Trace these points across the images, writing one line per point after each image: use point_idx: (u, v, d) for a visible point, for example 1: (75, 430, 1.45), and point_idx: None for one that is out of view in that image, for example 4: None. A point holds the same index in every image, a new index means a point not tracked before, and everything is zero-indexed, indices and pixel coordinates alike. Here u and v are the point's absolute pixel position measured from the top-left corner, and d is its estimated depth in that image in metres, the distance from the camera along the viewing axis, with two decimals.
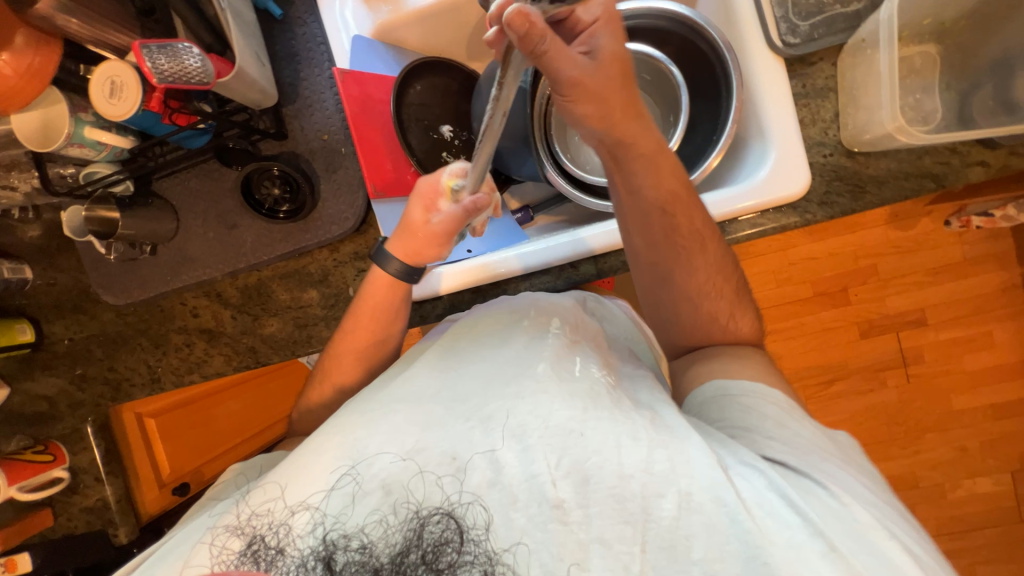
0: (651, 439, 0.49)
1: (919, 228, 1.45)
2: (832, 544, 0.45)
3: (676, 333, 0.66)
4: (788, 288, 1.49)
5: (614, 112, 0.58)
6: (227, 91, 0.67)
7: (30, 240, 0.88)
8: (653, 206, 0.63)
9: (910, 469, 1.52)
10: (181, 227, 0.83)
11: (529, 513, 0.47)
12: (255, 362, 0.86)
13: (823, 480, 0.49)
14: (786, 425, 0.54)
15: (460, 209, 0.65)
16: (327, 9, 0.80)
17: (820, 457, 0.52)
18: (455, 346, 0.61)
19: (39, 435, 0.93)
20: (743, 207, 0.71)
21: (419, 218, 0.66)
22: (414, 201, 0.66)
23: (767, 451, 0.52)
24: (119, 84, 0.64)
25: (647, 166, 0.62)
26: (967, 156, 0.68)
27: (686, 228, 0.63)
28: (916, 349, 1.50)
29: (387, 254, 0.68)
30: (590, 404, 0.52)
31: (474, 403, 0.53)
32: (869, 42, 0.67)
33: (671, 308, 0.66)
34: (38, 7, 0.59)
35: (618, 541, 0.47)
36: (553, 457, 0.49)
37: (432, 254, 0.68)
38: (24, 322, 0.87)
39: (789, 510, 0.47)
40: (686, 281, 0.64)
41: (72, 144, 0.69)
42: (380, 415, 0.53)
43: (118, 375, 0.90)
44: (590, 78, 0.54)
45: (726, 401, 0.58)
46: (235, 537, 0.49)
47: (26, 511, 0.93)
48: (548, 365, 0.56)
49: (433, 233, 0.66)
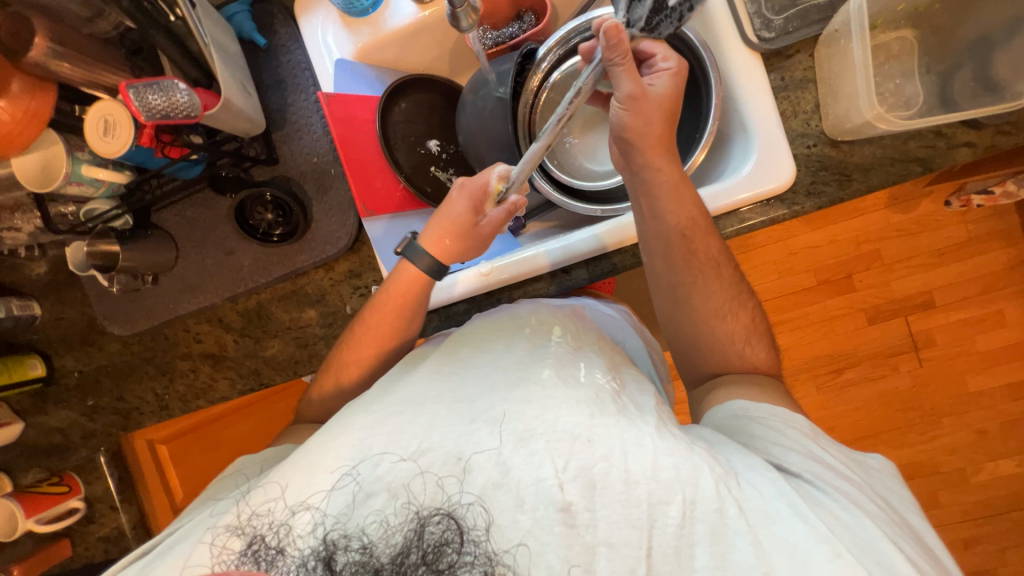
0: (659, 447, 0.49)
1: (919, 209, 1.43)
2: (839, 550, 0.44)
3: (685, 346, 0.68)
4: (790, 279, 1.48)
5: (654, 137, 0.63)
6: (216, 122, 0.69)
7: (37, 277, 0.90)
8: (675, 229, 0.65)
9: (928, 455, 1.49)
10: (180, 256, 0.84)
11: (536, 516, 0.47)
12: (258, 384, 0.87)
13: (833, 493, 0.49)
14: (806, 448, 0.53)
15: (505, 212, 0.70)
16: (310, 36, 0.82)
17: (832, 473, 0.51)
18: (460, 352, 0.62)
19: (54, 467, 0.95)
20: (738, 199, 0.71)
21: (468, 220, 0.69)
22: (461, 201, 0.69)
23: (783, 463, 0.52)
24: (113, 122, 0.67)
25: (670, 193, 0.64)
26: (952, 138, 0.68)
27: (703, 254, 0.65)
28: (926, 332, 1.47)
29: (418, 248, 0.70)
30: (597, 411, 0.52)
31: (479, 406, 0.53)
32: (841, 32, 0.67)
33: (679, 322, 0.68)
34: (31, 55, 0.62)
35: (625, 547, 0.46)
36: (560, 460, 0.48)
37: (466, 253, 0.71)
38: (35, 357, 0.89)
39: (796, 518, 0.46)
40: (702, 306, 0.65)
41: (71, 183, 0.71)
42: (383, 416, 0.53)
43: (128, 404, 0.92)
44: (647, 99, 0.60)
45: (747, 422, 0.57)
46: (236, 537, 0.49)
47: (45, 541, 0.95)
48: (552, 369, 0.56)
49: (481, 234, 0.70)
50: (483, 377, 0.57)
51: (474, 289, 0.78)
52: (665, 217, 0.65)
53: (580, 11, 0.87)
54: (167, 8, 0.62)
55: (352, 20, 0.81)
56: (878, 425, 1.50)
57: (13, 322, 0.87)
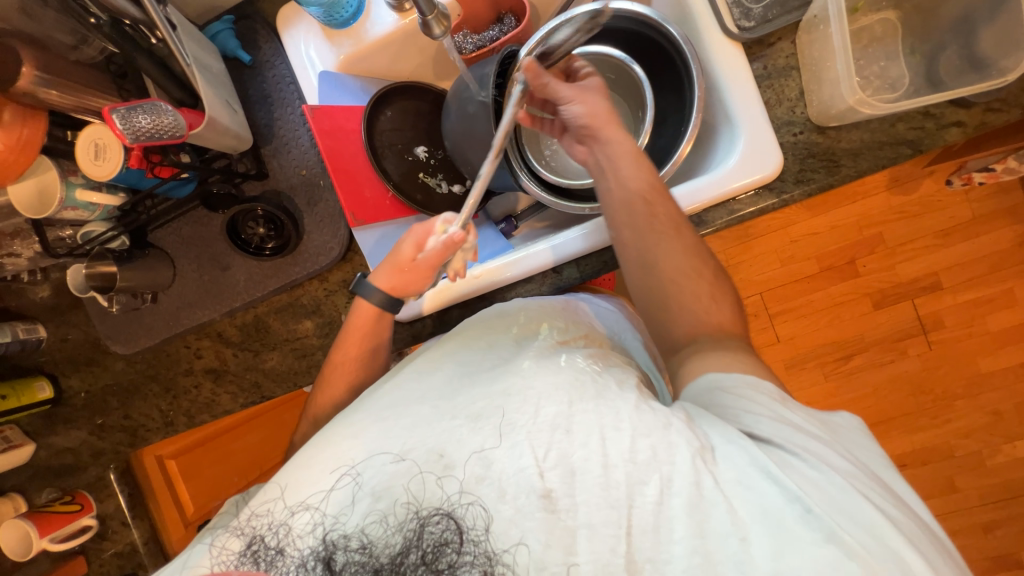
0: (635, 429, 0.49)
1: (921, 190, 1.41)
2: (811, 507, 0.44)
3: (661, 318, 0.63)
4: (793, 266, 1.46)
5: (603, 119, 0.67)
6: (201, 141, 0.70)
7: (42, 300, 0.91)
8: (633, 192, 0.65)
9: (942, 440, 1.47)
10: (178, 273, 0.85)
11: (518, 505, 0.47)
12: (260, 397, 0.89)
13: (808, 454, 0.47)
14: (780, 412, 0.50)
15: (442, 246, 0.66)
16: (292, 50, 0.82)
17: (809, 434, 0.49)
18: (445, 346, 0.64)
19: (66, 486, 0.96)
20: (737, 185, 0.70)
21: (409, 254, 0.68)
22: (407, 236, 0.68)
23: (755, 431, 0.49)
24: (103, 146, 0.68)
25: (627, 161, 0.66)
26: (941, 118, 0.68)
27: (664, 214, 0.64)
28: (934, 314, 1.45)
29: (370, 285, 0.70)
30: (575, 397, 0.52)
31: (460, 401, 0.54)
32: (820, 18, 0.68)
33: (653, 290, 0.63)
34: (19, 85, 0.63)
35: (605, 526, 0.46)
36: (540, 449, 0.49)
37: (416, 288, 0.70)
38: (43, 379, 0.90)
39: (768, 482, 0.46)
40: (668, 264, 0.62)
41: (66, 208, 0.73)
42: (368, 424, 0.54)
43: (134, 422, 0.93)
44: (582, 91, 0.68)
45: (719, 392, 0.53)
46: (236, 538, 0.51)
47: (60, 560, 0.96)
48: (533, 360, 0.57)
49: (422, 268, 0.67)
50: (471, 377, 0.57)
51: (469, 292, 0.77)
52: (623, 182, 0.65)
53: (560, 10, 0.88)
54: (147, 30, 0.64)
55: (333, 32, 0.82)
56: (889, 410, 1.48)
57: (19, 346, 0.88)
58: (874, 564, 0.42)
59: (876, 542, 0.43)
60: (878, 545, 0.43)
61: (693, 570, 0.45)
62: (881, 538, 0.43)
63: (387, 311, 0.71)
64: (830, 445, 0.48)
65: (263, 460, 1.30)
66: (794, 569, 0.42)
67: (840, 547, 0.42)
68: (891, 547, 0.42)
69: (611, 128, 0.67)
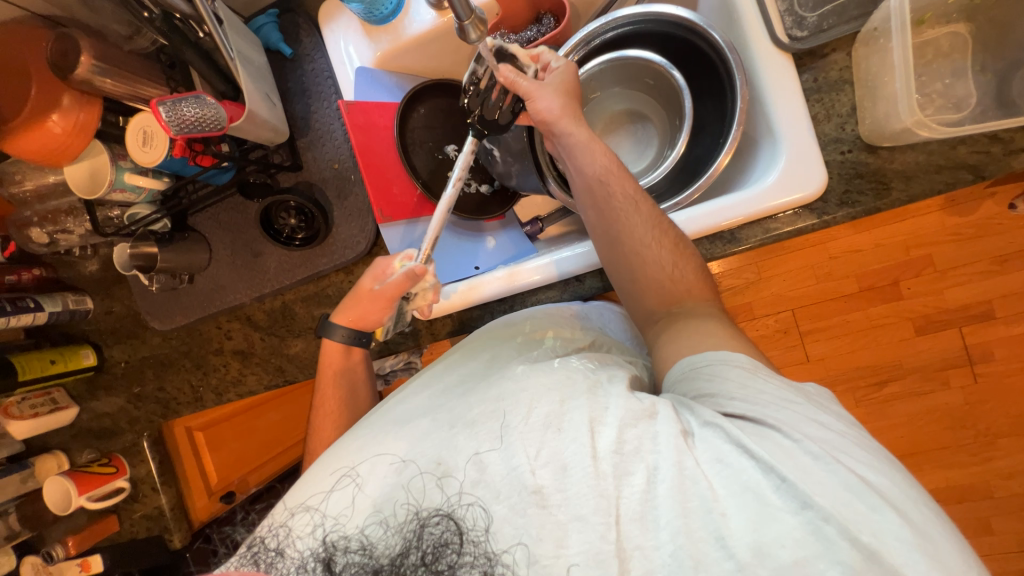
0: (621, 419, 0.50)
1: (981, 212, 1.31)
2: (783, 476, 0.44)
3: (635, 291, 0.65)
4: (830, 284, 1.38)
5: (562, 114, 0.68)
6: (241, 133, 0.73)
7: (90, 273, 0.96)
8: (592, 178, 0.67)
9: (982, 478, 1.38)
10: (213, 257, 0.88)
11: (511, 504, 0.48)
12: (283, 380, 0.92)
13: (780, 425, 0.47)
14: (749, 384, 0.51)
15: (401, 280, 0.69)
16: (333, 45, 0.84)
17: (781, 405, 0.50)
18: (449, 356, 0.69)
19: (104, 448, 1.02)
20: (779, 203, 0.67)
21: (368, 286, 0.72)
22: (368, 269, 0.72)
23: (728, 409, 0.50)
24: (151, 133, 0.71)
25: (583, 150, 0.67)
26: (1010, 143, 0.63)
27: (620, 195, 0.65)
28: (984, 346, 1.36)
29: (334, 323, 0.74)
30: (567, 395, 0.53)
31: (459, 411, 0.55)
32: (881, 31, 0.64)
33: (623, 266, 0.65)
34: (78, 73, 0.66)
35: (594, 516, 0.47)
36: (531, 448, 0.49)
37: (375, 319, 0.73)
38: (88, 347, 0.96)
39: (741, 456, 0.46)
40: (629, 237, 0.64)
41: (115, 190, 0.76)
42: (376, 433, 0.56)
43: (167, 394, 0.98)
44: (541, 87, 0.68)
45: (697, 371, 0.55)
46: (239, 548, 0.53)
47: (95, 516, 1.02)
48: (526, 365, 0.59)
49: (381, 299, 0.71)
50: (479, 388, 0.58)
51: (492, 294, 0.77)
52: (582, 169, 0.67)
53: (601, 12, 0.86)
54: (195, 25, 0.65)
55: (372, 28, 0.82)
56: (925, 442, 1.39)
57: (68, 315, 0.93)
58: (851, 526, 0.42)
59: (852, 505, 0.43)
60: (854, 509, 0.43)
61: (678, 552, 0.45)
62: (856, 499, 0.43)
63: (355, 344, 0.75)
64: (804, 413, 0.49)
65: (283, 438, 1.38)
66: (774, 540, 0.43)
67: (816, 513, 0.43)
68: (867, 509, 0.42)
69: (568, 124, 0.68)
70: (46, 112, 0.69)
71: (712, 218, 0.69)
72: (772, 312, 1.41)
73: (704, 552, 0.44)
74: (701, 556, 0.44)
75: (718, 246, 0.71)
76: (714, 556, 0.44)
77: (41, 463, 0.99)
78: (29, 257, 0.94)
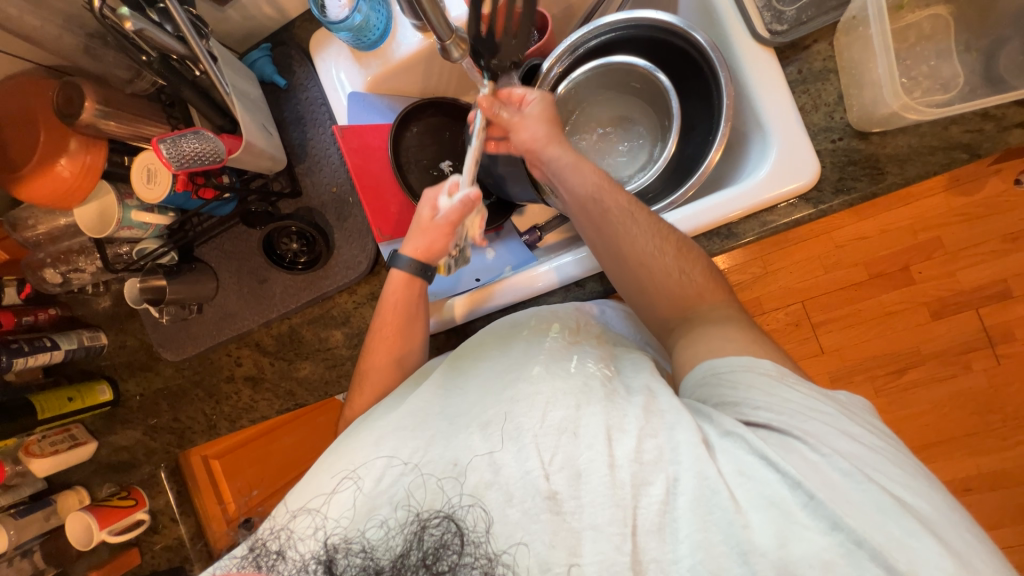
0: (640, 428, 0.50)
1: (987, 189, 1.30)
2: (812, 492, 0.43)
3: (646, 302, 0.65)
4: (839, 273, 1.36)
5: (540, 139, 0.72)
6: (240, 164, 0.75)
7: (103, 309, 0.98)
8: (584, 196, 0.68)
9: (1015, 464, 1.33)
10: (220, 286, 0.89)
11: (525, 507, 0.48)
12: (294, 404, 0.93)
13: (806, 437, 0.47)
14: (773, 393, 0.50)
15: (459, 207, 0.69)
16: (325, 73, 0.86)
17: (805, 416, 0.49)
18: (460, 360, 0.64)
19: (123, 482, 1.03)
20: (784, 191, 0.67)
21: (427, 217, 0.71)
22: (422, 202, 0.73)
23: (751, 418, 0.49)
24: (155, 170, 0.73)
25: (571, 170, 0.70)
26: (1003, 120, 0.63)
27: (615, 209, 0.67)
28: (1004, 325, 1.32)
29: (400, 256, 0.73)
30: (583, 401, 0.52)
31: (474, 412, 0.55)
32: (860, 18, 0.64)
33: (629, 278, 0.66)
34: (83, 117, 0.69)
35: (610, 526, 0.46)
36: (546, 453, 0.50)
37: (442, 247, 0.72)
38: (104, 382, 0.98)
39: (767, 468, 0.45)
40: (631, 248, 0.64)
41: (122, 228, 0.77)
42: (386, 431, 0.55)
43: (182, 424, 0.99)
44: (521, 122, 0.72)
45: (715, 381, 0.54)
46: (240, 545, 0.54)
47: (117, 550, 1.03)
48: (542, 365, 0.57)
49: (441, 226, 0.70)
50: (475, 389, 0.58)
51: (500, 300, 0.78)
52: (574, 189, 0.69)
53: (585, 19, 0.87)
54: (191, 63, 0.67)
55: (362, 54, 0.85)
56: (951, 428, 1.35)
57: (83, 352, 0.95)
58: (884, 551, 0.41)
59: (884, 527, 0.42)
60: (889, 535, 0.41)
61: (698, 566, 0.44)
62: (888, 522, 0.42)
63: (419, 277, 0.73)
64: (831, 424, 0.48)
65: (296, 463, 1.37)
66: (801, 559, 0.42)
67: (847, 535, 0.42)
68: (901, 533, 0.41)
69: (553, 148, 0.71)
70: (55, 157, 0.72)
71: (709, 215, 0.68)
72: (781, 306, 1.39)
73: (725, 567, 0.44)
74: (721, 571, 0.44)
75: (715, 243, 0.70)
76: (735, 570, 0.43)
77: (62, 500, 1.00)
78: (45, 298, 0.96)
